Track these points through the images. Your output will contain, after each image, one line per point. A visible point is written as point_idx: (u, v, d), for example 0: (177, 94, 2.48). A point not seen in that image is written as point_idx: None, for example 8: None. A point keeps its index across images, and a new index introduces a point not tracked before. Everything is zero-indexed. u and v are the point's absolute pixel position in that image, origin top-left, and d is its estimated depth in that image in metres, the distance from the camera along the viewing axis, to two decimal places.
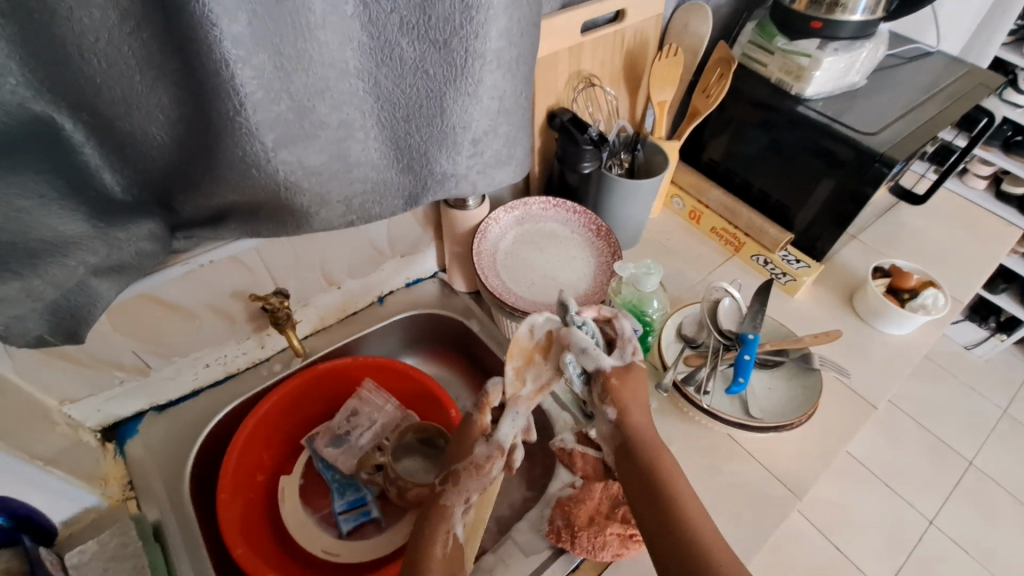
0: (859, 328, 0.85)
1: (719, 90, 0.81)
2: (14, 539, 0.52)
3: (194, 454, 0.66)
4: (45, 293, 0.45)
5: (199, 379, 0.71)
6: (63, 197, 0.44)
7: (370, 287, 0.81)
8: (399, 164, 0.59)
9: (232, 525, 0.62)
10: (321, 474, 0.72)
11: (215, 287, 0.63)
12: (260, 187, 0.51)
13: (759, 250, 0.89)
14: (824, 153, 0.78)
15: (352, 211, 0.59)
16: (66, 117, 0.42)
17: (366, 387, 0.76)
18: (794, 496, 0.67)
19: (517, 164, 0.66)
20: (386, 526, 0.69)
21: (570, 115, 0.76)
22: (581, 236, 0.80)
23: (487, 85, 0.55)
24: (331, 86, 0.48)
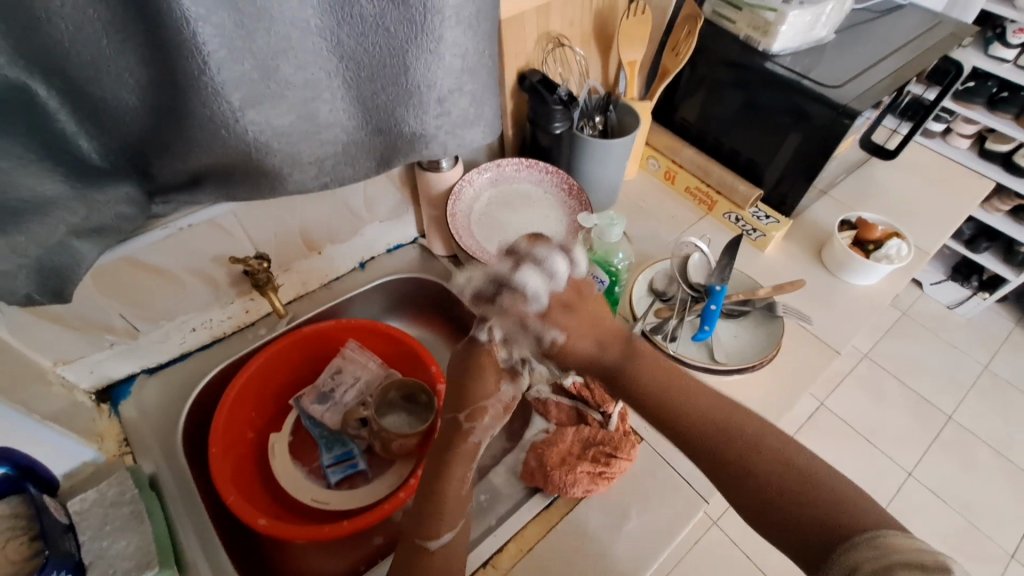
0: (826, 280, 0.87)
1: (687, 47, 0.83)
2: (20, 487, 0.56)
3: (184, 413, 0.69)
4: (30, 250, 0.47)
5: (187, 342, 0.74)
6: (39, 157, 0.45)
7: (350, 253, 0.84)
8: (367, 125, 0.60)
9: (223, 476, 0.65)
10: (308, 431, 0.75)
11: (198, 251, 0.65)
12: (232, 149, 0.53)
13: (731, 208, 0.92)
14: (794, 110, 0.80)
15: (325, 172, 0.61)
16: (40, 83, 0.43)
17: (350, 346, 0.79)
18: None
19: (485, 124, 0.68)
20: (373, 477, 0.73)
21: (539, 77, 0.77)
22: (554, 196, 0.81)
23: (449, 42, 0.57)
24: (294, 45, 0.49)
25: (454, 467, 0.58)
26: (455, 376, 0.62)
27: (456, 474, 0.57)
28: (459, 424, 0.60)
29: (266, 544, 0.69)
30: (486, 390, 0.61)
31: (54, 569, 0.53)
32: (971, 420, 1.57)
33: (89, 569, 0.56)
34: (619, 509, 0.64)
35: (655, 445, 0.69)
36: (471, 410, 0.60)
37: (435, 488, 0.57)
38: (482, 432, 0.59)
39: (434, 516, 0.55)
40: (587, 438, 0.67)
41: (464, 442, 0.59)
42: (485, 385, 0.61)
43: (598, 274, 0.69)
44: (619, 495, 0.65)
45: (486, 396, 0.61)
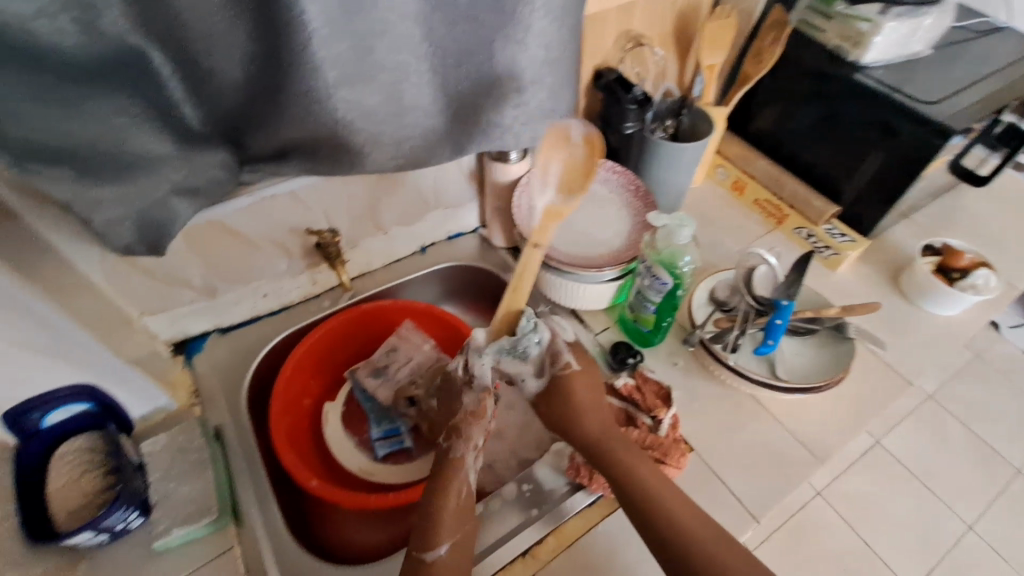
0: (901, 307, 0.83)
1: (771, 54, 0.80)
2: (101, 424, 0.60)
3: (251, 372, 0.74)
4: (137, 202, 0.51)
5: (257, 307, 0.78)
6: (152, 119, 0.49)
7: (413, 237, 0.86)
8: (447, 112, 0.62)
9: (280, 435, 0.68)
10: (360, 404, 0.77)
11: (278, 220, 0.69)
12: (321, 124, 0.55)
13: (802, 223, 0.88)
14: (882, 125, 0.76)
15: (401, 155, 0.63)
16: (156, 50, 0.46)
17: (406, 326, 0.80)
18: (816, 461, 0.67)
19: (559, 119, 0.68)
20: (417, 456, 0.74)
21: (616, 75, 0.78)
22: (619, 196, 0.80)
23: (536, 32, 0.57)
24: (390, 29, 0.51)
25: (448, 481, 0.58)
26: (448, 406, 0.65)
27: (453, 485, 0.58)
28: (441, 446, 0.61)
29: (312, 506, 0.71)
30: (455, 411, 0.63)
31: (123, 505, 0.57)
32: None
33: (155, 508, 0.61)
34: None
35: (704, 457, 0.67)
36: (445, 432, 0.61)
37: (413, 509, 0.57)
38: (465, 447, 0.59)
39: (434, 527, 0.55)
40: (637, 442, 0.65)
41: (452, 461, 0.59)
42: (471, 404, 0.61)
43: (661, 275, 0.64)
44: None
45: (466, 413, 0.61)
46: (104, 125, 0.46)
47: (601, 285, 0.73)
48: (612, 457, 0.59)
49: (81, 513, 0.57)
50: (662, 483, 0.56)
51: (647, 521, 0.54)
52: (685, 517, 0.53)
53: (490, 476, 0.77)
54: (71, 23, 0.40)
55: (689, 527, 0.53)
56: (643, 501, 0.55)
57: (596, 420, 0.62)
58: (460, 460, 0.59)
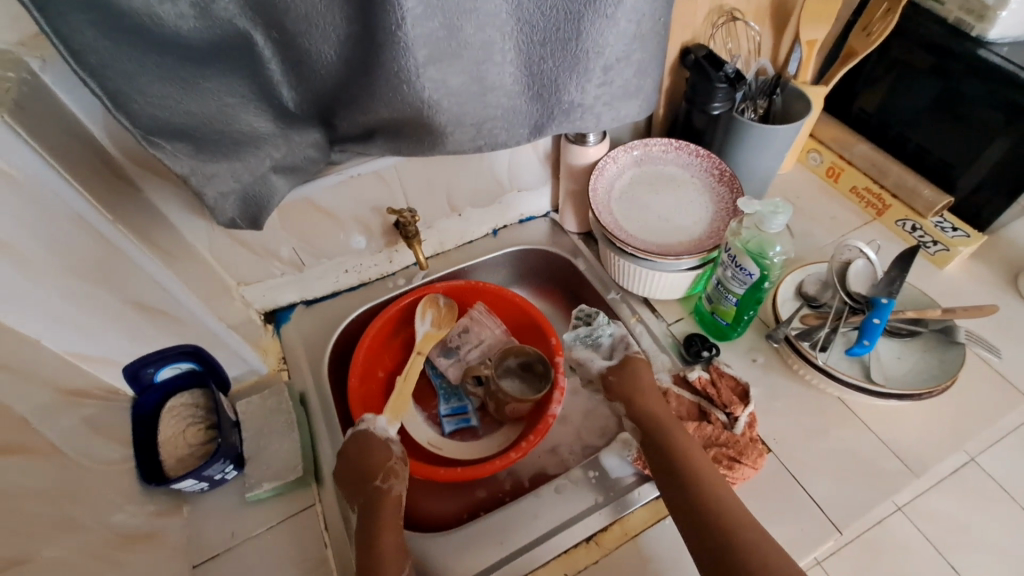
0: (1022, 311, 0.74)
1: (883, 27, 0.73)
2: (204, 382, 0.66)
3: (331, 342, 0.78)
4: (244, 177, 0.55)
5: (339, 282, 0.81)
6: (254, 100, 0.52)
7: (486, 218, 0.86)
8: (529, 92, 0.61)
9: (358, 404, 0.72)
10: (430, 380, 0.80)
11: (361, 198, 0.72)
12: (407, 104, 0.56)
13: (907, 214, 0.81)
14: (1014, 106, 0.67)
15: (481, 135, 0.64)
16: (261, 34, 0.48)
17: (477, 309, 0.81)
18: (910, 473, 0.62)
19: (644, 99, 0.66)
20: (482, 434, 0.76)
21: (705, 52, 0.73)
22: (701, 181, 0.76)
23: (626, 8, 0.55)
24: (479, 6, 0.51)
25: (383, 526, 0.58)
26: (349, 467, 0.62)
27: (388, 533, 0.57)
28: (377, 487, 0.60)
29: None
30: (383, 453, 0.62)
31: (221, 457, 0.62)
32: None
33: (248, 461, 0.65)
34: None
35: (783, 459, 0.64)
36: (383, 469, 0.61)
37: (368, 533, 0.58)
38: (398, 482, 0.61)
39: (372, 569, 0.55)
40: (709, 438, 0.64)
41: (387, 501, 0.60)
42: (377, 451, 0.63)
43: (747, 266, 0.61)
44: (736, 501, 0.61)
45: (381, 460, 0.62)
46: (214, 104, 0.49)
47: (679, 274, 0.70)
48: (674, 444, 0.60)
49: (186, 460, 0.63)
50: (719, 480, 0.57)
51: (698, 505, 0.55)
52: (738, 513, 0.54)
53: (554, 459, 0.78)
54: (190, 9, 0.43)
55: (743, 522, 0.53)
56: (700, 498, 0.55)
57: (663, 414, 0.63)
58: (397, 497, 0.60)
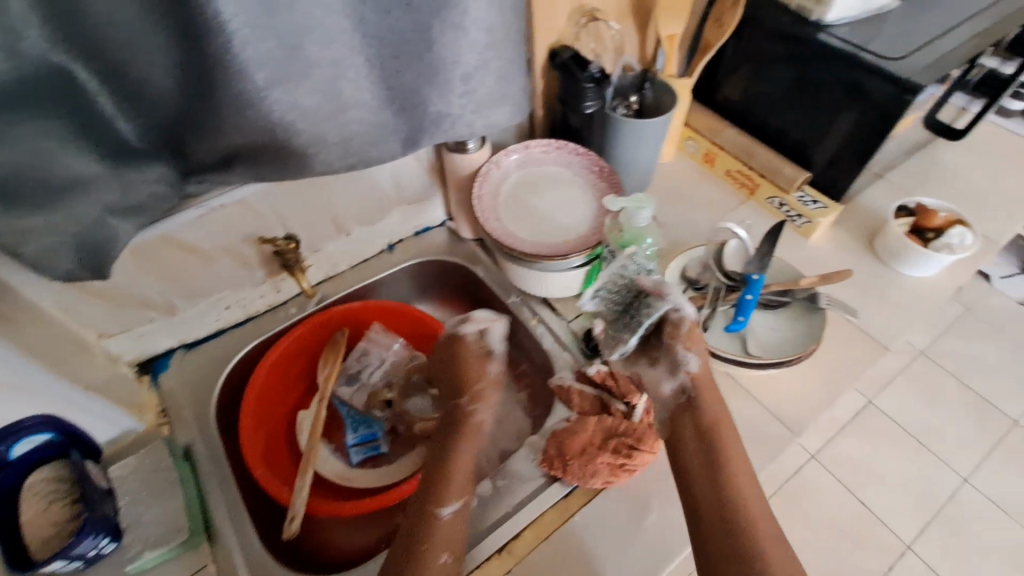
0: (877, 270, 0.81)
1: (731, 19, 0.77)
2: (65, 452, 0.59)
3: (219, 385, 0.73)
4: (71, 228, 0.49)
5: (221, 320, 0.76)
6: (77, 138, 0.47)
7: (378, 235, 0.84)
8: (393, 106, 0.59)
9: (252, 449, 0.68)
10: (337, 409, 0.77)
11: (230, 230, 0.67)
12: (259, 128, 0.53)
13: (774, 192, 0.87)
14: (849, 86, 0.73)
15: (350, 153, 0.61)
16: (79, 64, 0.44)
17: (375, 329, 0.79)
18: (792, 434, 0.67)
19: (513, 103, 0.66)
20: (394, 459, 0.74)
21: (572, 53, 0.74)
22: (583, 178, 0.77)
23: (473, 16, 0.55)
24: (318, 23, 0.49)
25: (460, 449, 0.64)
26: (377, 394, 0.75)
27: (434, 526, 0.58)
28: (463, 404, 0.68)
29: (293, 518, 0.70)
30: (474, 367, 0.70)
31: (93, 531, 0.56)
32: None
33: (127, 531, 0.61)
34: (639, 504, 0.62)
35: None
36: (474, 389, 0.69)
37: (442, 460, 0.63)
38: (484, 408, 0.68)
39: (425, 537, 0.58)
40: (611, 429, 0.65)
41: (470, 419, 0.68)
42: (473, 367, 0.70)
43: None
44: (640, 488, 0.63)
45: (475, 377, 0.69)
46: (23, 148, 0.44)
47: (569, 272, 0.71)
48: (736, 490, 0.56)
49: (51, 541, 0.56)
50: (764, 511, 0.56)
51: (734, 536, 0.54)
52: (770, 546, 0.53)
53: (471, 470, 0.77)
54: None
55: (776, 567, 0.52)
56: (734, 503, 0.55)
57: (717, 415, 0.60)
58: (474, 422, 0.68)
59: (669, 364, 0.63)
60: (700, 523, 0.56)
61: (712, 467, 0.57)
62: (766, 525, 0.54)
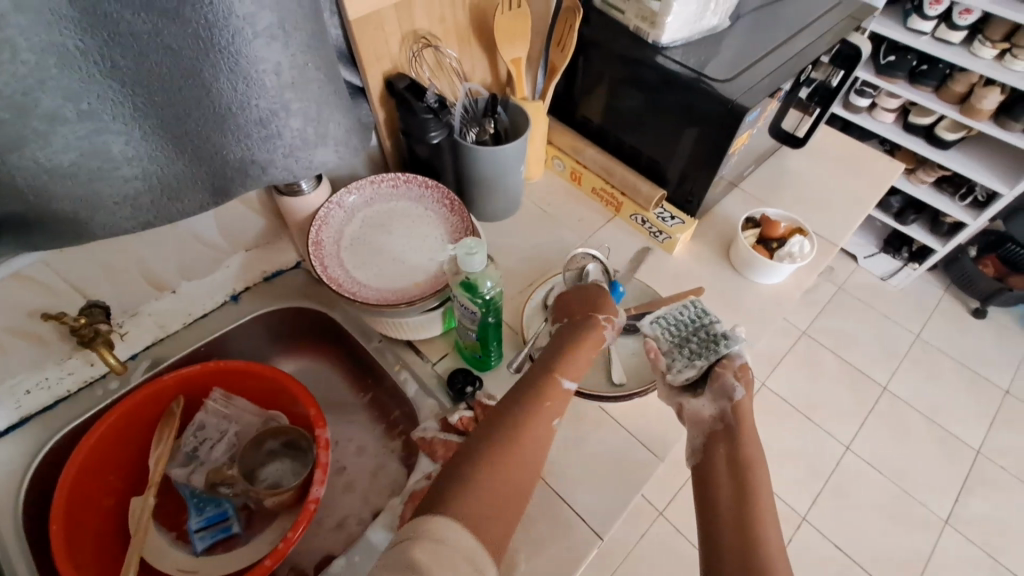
0: (734, 280, 0.84)
1: (570, 41, 0.76)
2: None
3: (20, 487, 0.61)
4: None
5: (21, 407, 0.65)
6: None
7: (218, 287, 0.75)
8: (184, 156, 0.52)
9: (62, 557, 0.57)
10: (177, 492, 0.68)
11: (8, 308, 0.57)
12: (1, 196, 0.44)
13: (636, 209, 0.88)
14: (688, 106, 0.75)
15: (143, 209, 0.53)
16: None
17: (215, 398, 0.70)
18: (657, 459, 0.67)
19: (336, 142, 0.60)
20: (248, 540, 0.66)
21: (406, 82, 0.69)
22: (435, 212, 0.73)
23: (258, 58, 0.48)
24: (49, 73, 0.41)
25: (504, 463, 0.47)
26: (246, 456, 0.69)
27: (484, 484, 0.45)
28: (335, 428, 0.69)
29: None
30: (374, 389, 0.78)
31: None
32: (905, 388, 1.60)
33: None
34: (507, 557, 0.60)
35: (550, 479, 0.65)
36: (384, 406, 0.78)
37: (486, 461, 0.47)
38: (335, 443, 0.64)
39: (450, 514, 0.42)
40: None
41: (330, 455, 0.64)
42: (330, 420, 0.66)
43: (469, 305, 0.61)
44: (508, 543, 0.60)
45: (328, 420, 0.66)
46: None
47: (425, 316, 0.68)
48: (747, 485, 0.49)
49: None
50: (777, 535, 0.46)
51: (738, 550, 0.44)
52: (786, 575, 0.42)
53: (341, 536, 0.71)
54: None
55: None
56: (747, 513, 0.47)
57: (758, 451, 0.53)
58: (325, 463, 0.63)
59: (716, 394, 0.59)
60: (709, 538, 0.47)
61: (738, 480, 0.50)
62: (779, 544, 0.45)
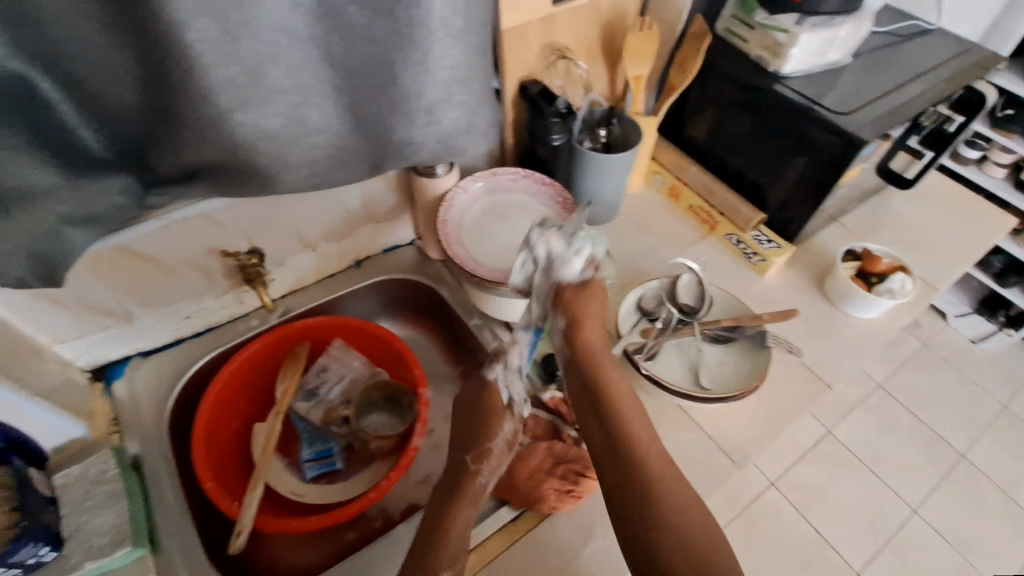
0: (824, 310, 0.85)
1: (694, 64, 0.81)
2: (7, 459, 0.59)
3: (174, 396, 0.72)
4: (21, 238, 0.49)
5: (180, 329, 0.76)
6: (33, 149, 0.47)
7: (346, 252, 0.85)
8: (358, 131, 0.61)
9: (204, 461, 0.68)
10: (294, 424, 0.78)
11: (194, 243, 0.68)
12: (221, 147, 0.54)
13: (733, 229, 0.91)
14: (801, 135, 0.77)
15: (316, 174, 0.62)
16: (40, 76, 0.45)
17: (335, 345, 0.80)
18: (734, 466, 0.69)
19: (478, 134, 0.68)
20: (348, 476, 0.75)
21: (540, 87, 0.77)
22: (548, 208, 0.80)
23: (438, 55, 0.56)
24: (281, 51, 0.50)
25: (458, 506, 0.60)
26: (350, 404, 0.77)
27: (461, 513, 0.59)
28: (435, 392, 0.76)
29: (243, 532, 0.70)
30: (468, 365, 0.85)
31: (31, 539, 0.56)
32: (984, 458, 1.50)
33: (67, 541, 0.60)
34: (583, 529, 0.64)
35: None
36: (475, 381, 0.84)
37: (437, 522, 0.58)
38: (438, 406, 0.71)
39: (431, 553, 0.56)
40: (560, 454, 0.68)
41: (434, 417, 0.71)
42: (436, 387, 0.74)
43: None
44: (584, 516, 0.65)
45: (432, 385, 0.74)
46: None
47: (529, 300, 0.74)
48: (653, 472, 0.53)
49: None
50: (677, 488, 0.52)
51: (640, 532, 0.50)
52: (680, 539, 0.49)
53: (424, 489, 0.77)
54: None
55: (688, 551, 0.48)
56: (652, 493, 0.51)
57: (633, 408, 0.58)
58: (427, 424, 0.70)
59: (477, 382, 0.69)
60: (621, 531, 0.51)
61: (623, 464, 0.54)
62: (700, 520, 0.50)
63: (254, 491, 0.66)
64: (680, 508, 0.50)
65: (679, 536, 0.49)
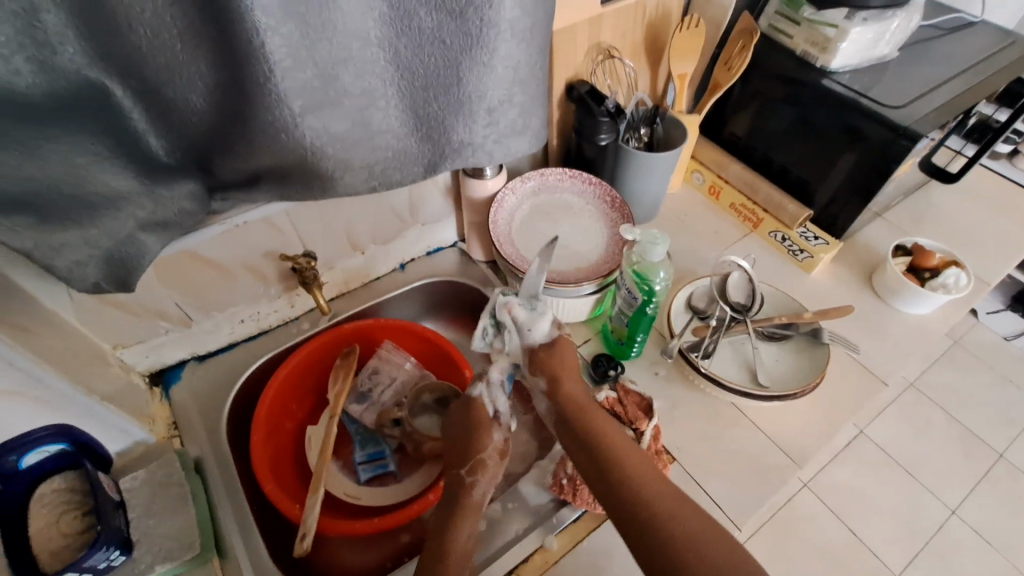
0: (874, 306, 0.85)
1: (740, 62, 0.81)
2: (77, 462, 0.59)
3: (230, 399, 0.74)
4: (101, 242, 0.50)
5: (235, 333, 0.78)
6: (115, 155, 0.48)
7: (392, 255, 0.86)
8: (418, 133, 0.61)
9: (262, 463, 0.68)
10: (345, 427, 0.78)
11: (251, 247, 0.68)
12: (289, 151, 0.54)
13: (777, 226, 0.90)
14: (849, 129, 0.77)
15: (375, 176, 0.62)
16: (116, 84, 0.44)
17: (386, 347, 0.80)
18: (794, 465, 0.68)
19: (532, 134, 0.68)
20: (402, 478, 0.75)
21: (588, 87, 0.77)
22: (595, 208, 0.80)
23: (502, 54, 0.57)
24: (353, 55, 0.50)
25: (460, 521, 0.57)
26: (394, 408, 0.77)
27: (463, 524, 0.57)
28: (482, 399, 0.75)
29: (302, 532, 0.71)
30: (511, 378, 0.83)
31: (104, 544, 0.56)
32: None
33: (137, 544, 0.60)
34: None
35: (687, 466, 0.68)
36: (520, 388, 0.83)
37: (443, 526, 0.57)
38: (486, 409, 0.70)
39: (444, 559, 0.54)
40: None
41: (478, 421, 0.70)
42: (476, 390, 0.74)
43: (634, 290, 0.66)
44: None
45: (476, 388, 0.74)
46: (62, 165, 0.44)
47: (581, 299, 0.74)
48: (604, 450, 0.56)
49: (62, 553, 0.56)
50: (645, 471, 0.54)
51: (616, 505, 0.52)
52: (653, 509, 0.50)
53: None
54: (27, 63, 0.39)
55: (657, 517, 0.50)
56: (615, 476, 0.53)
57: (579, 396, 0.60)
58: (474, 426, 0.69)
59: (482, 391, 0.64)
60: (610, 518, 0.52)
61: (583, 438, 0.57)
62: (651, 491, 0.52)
63: (315, 493, 0.65)
64: (667, 502, 0.51)
65: (648, 507, 0.51)
